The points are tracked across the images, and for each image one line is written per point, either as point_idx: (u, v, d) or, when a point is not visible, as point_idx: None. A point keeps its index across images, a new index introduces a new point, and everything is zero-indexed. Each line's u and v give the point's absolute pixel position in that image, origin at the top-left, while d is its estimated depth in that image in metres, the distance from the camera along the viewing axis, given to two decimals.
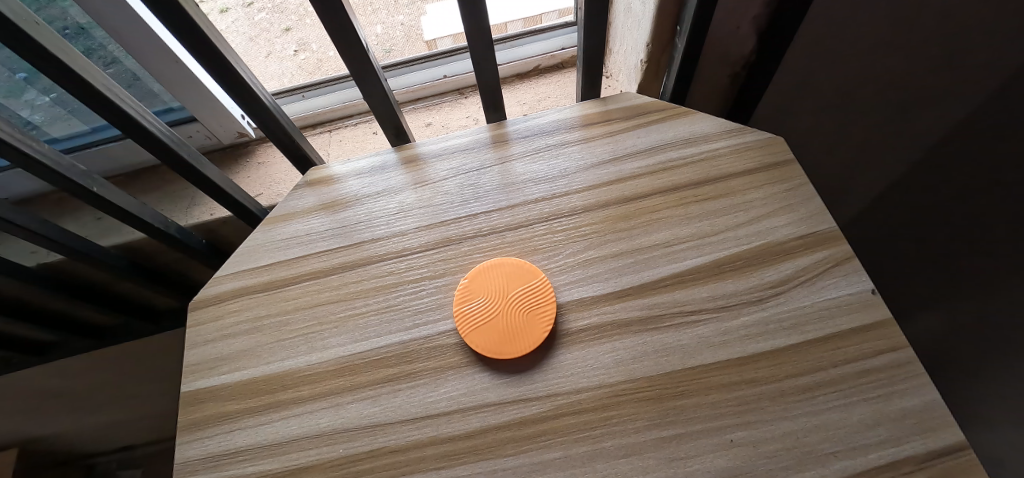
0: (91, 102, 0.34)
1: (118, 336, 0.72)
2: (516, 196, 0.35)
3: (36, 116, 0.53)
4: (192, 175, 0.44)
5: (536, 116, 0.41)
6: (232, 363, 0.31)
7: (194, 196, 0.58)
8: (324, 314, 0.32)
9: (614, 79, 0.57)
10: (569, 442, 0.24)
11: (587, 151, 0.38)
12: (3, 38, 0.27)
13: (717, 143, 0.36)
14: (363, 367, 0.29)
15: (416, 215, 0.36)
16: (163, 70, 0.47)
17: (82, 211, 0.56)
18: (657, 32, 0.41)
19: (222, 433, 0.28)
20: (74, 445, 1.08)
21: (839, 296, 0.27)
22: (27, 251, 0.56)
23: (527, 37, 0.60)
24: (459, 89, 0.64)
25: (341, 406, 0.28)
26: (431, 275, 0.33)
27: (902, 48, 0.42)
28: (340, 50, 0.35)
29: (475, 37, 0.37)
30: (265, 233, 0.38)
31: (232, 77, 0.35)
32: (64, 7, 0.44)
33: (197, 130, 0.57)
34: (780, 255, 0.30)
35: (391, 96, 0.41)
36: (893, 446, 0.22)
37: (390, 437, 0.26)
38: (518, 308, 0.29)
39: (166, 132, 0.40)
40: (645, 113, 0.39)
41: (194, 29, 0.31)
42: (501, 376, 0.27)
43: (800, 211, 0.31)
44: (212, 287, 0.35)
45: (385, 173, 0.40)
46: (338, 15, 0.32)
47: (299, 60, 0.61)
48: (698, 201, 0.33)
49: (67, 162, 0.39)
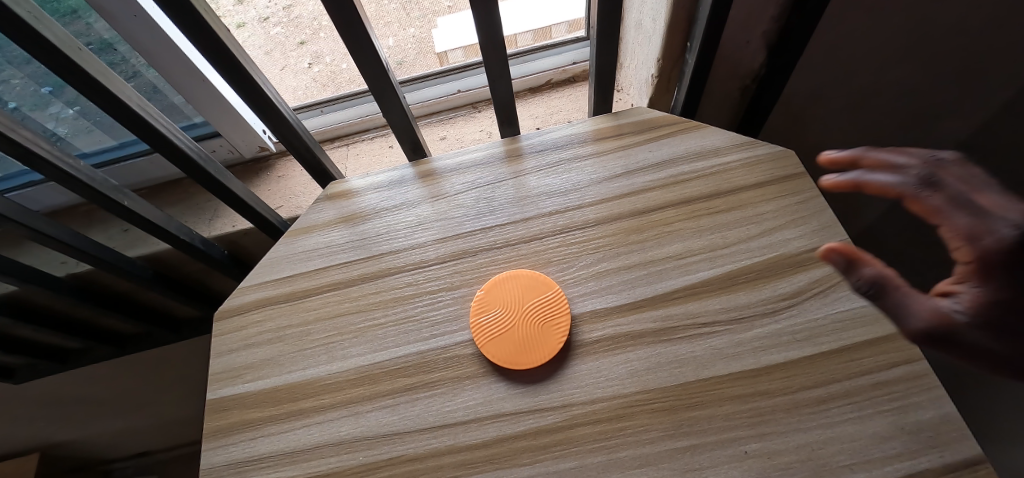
0: (125, 120, 0.35)
1: (139, 345, 0.74)
2: (531, 209, 0.36)
3: (60, 128, 0.55)
4: (216, 189, 0.45)
5: (549, 130, 0.42)
6: (256, 372, 0.32)
7: (216, 209, 0.59)
8: (344, 324, 0.33)
9: (625, 93, 0.58)
10: (585, 452, 0.25)
11: (599, 165, 0.38)
12: (49, 61, 0.29)
13: (727, 157, 0.36)
14: (382, 376, 0.30)
15: (433, 228, 0.37)
16: (189, 86, 0.49)
17: (110, 223, 0.58)
18: (667, 48, 0.42)
19: (246, 440, 0.29)
20: (90, 451, 1.10)
21: (851, 308, 0.28)
22: (57, 261, 0.58)
23: (539, 52, 0.61)
24: (473, 102, 0.65)
25: (361, 414, 0.28)
26: (447, 287, 0.33)
27: (910, 62, 0.43)
28: (358, 64, 0.36)
29: (491, 53, 0.38)
30: (286, 245, 0.39)
31: (257, 94, 0.36)
32: (89, 22, 0.46)
33: (221, 144, 0.59)
34: (793, 267, 0.30)
35: (409, 112, 0.43)
36: (908, 459, 0.22)
37: (408, 445, 0.27)
38: (534, 319, 0.30)
39: (192, 147, 0.41)
40: (657, 127, 0.40)
41: (224, 50, 0.32)
42: (517, 386, 0.28)
43: (812, 223, 0.32)
44: (235, 299, 0.37)
45: (402, 186, 0.41)
46: (359, 31, 0.33)
47: (314, 73, 0.63)
48: (710, 213, 0.33)
49: (101, 177, 0.41)
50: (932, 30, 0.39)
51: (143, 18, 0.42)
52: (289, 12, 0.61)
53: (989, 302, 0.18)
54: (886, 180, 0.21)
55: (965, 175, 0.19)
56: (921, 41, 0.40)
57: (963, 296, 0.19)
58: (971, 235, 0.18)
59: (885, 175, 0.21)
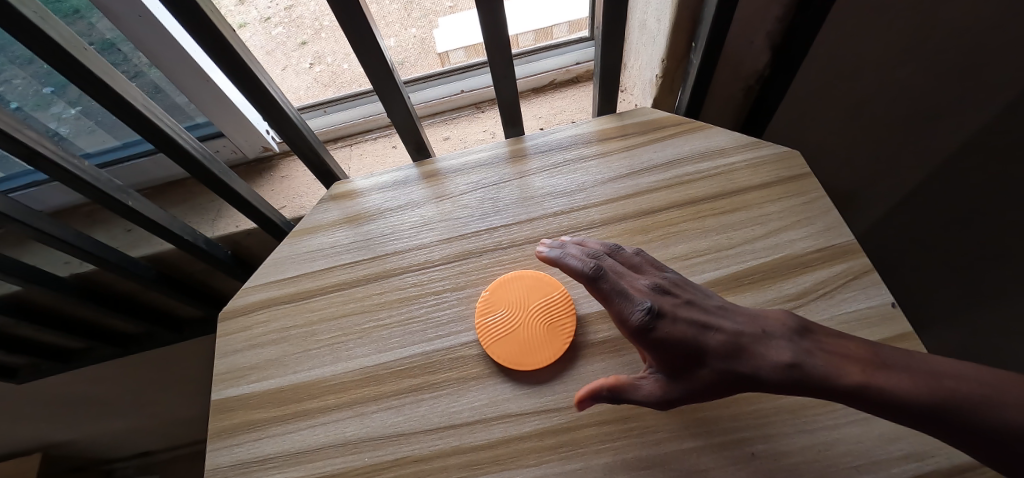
0: (130, 120, 0.35)
1: (142, 345, 0.74)
2: (536, 209, 0.36)
3: (63, 128, 0.55)
4: (220, 189, 0.45)
5: (553, 131, 0.42)
6: (260, 372, 0.32)
7: (219, 209, 0.59)
8: (349, 325, 0.33)
9: (629, 93, 0.58)
10: (591, 453, 0.25)
11: (604, 165, 0.38)
12: (54, 61, 0.29)
13: (732, 157, 0.36)
14: (387, 377, 0.30)
15: (437, 228, 0.37)
16: (193, 86, 0.49)
17: (113, 223, 0.58)
18: (672, 49, 0.42)
19: (251, 440, 0.29)
20: (92, 451, 1.10)
21: (857, 309, 0.28)
22: (60, 261, 0.58)
23: (542, 53, 0.61)
24: (476, 103, 0.66)
25: (365, 415, 0.28)
26: (452, 287, 0.33)
27: (914, 62, 0.42)
28: (362, 64, 0.36)
29: (496, 53, 0.38)
30: (290, 246, 0.39)
31: (261, 93, 0.36)
32: (92, 22, 0.46)
33: (224, 144, 0.59)
34: (799, 268, 0.30)
35: (413, 113, 0.43)
36: (916, 460, 0.22)
37: (413, 446, 0.27)
38: (540, 319, 0.30)
39: (196, 147, 0.41)
40: (662, 127, 0.40)
41: (229, 50, 0.32)
42: (522, 387, 0.28)
43: (817, 224, 0.31)
44: (240, 299, 0.36)
45: (406, 187, 0.41)
46: (364, 30, 0.33)
47: (315, 73, 0.63)
48: (715, 214, 0.33)
49: (105, 177, 0.41)
50: (937, 30, 0.39)
51: (147, 19, 0.42)
52: (291, 13, 0.61)
53: (669, 381, 0.21)
54: (574, 268, 0.23)
55: (613, 263, 0.25)
56: (926, 42, 0.40)
57: (646, 382, 0.22)
58: (625, 315, 0.21)
59: (575, 263, 0.23)
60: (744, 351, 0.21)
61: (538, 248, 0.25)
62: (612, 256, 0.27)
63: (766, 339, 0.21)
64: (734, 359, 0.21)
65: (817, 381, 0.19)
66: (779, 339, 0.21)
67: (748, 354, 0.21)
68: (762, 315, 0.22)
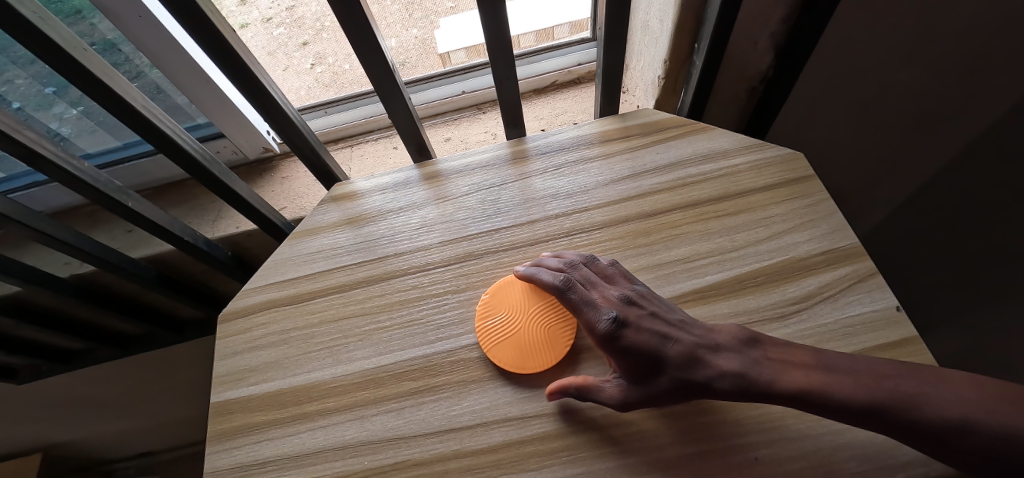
0: (131, 121, 0.35)
1: (142, 346, 0.74)
2: (537, 211, 0.36)
3: (64, 129, 0.54)
4: (220, 190, 0.45)
5: (555, 132, 0.42)
6: (260, 375, 0.32)
7: (219, 210, 0.59)
8: (349, 327, 0.33)
9: (632, 94, 0.57)
10: (593, 457, 0.25)
11: (606, 167, 0.38)
12: (55, 62, 0.29)
13: (735, 159, 0.36)
14: (387, 380, 0.30)
15: (439, 230, 0.37)
16: (194, 87, 0.49)
17: (114, 224, 0.58)
18: (675, 50, 0.42)
19: (250, 443, 0.29)
20: (92, 452, 1.10)
21: (862, 313, 0.27)
22: (60, 262, 0.58)
23: (544, 53, 0.61)
24: (477, 104, 0.66)
25: (365, 418, 0.28)
26: (453, 289, 0.33)
27: (919, 63, 0.42)
28: (364, 64, 0.36)
29: (498, 54, 0.38)
30: (291, 247, 0.39)
31: (262, 94, 0.36)
32: (94, 23, 0.46)
33: (225, 145, 0.59)
34: (803, 271, 0.30)
35: (414, 114, 0.43)
36: (922, 466, 0.22)
37: (413, 450, 0.27)
38: (540, 323, 0.30)
39: (197, 149, 0.41)
40: (664, 129, 0.40)
41: (230, 50, 0.32)
42: (523, 390, 0.28)
43: (821, 226, 0.31)
44: (240, 300, 0.36)
45: (408, 188, 0.41)
46: (365, 31, 0.33)
47: (316, 73, 0.63)
48: (719, 216, 0.33)
49: (105, 178, 0.40)
50: (943, 31, 0.38)
51: (148, 19, 0.41)
52: (291, 13, 0.61)
53: (628, 387, 0.24)
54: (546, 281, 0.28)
55: (586, 275, 0.29)
56: (931, 43, 0.40)
57: (609, 385, 0.25)
58: (593, 323, 0.25)
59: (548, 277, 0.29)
60: (697, 360, 0.24)
61: (516, 269, 0.31)
62: (589, 265, 0.29)
63: (717, 350, 0.24)
64: (689, 367, 0.24)
65: (760, 385, 0.22)
66: (730, 349, 0.24)
67: (702, 363, 0.24)
68: (717, 328, 0.25)
